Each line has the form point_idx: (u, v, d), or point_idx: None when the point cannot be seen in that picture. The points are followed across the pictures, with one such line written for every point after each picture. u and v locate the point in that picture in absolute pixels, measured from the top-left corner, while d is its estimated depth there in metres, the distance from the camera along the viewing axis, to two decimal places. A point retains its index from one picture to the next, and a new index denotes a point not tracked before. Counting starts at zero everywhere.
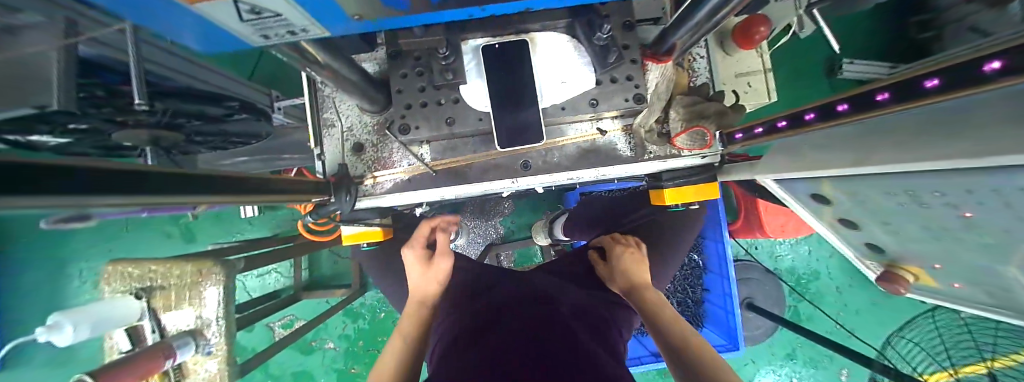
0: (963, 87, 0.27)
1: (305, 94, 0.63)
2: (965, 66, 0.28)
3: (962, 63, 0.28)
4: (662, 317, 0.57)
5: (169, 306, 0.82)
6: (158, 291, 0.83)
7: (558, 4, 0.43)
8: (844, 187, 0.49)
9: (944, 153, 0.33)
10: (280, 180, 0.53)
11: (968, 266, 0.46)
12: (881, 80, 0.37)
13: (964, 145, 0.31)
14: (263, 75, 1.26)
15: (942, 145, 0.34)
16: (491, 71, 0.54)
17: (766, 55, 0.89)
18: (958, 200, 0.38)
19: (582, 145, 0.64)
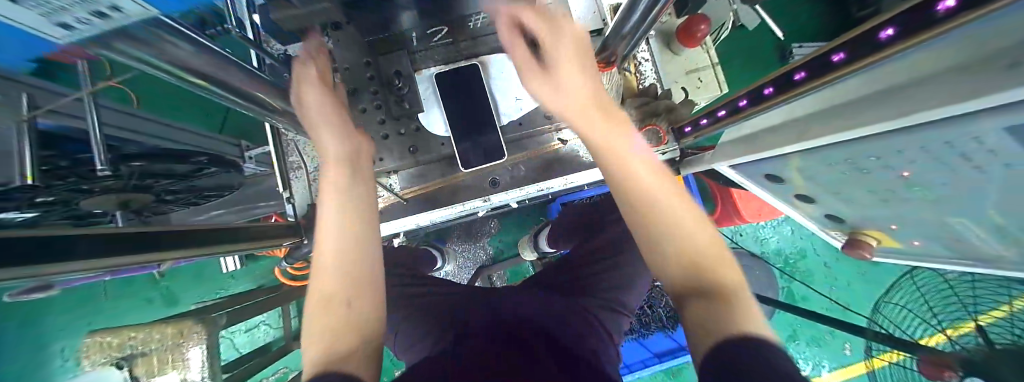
0: (859, 57, 0.31)
1: (267, 141, 0.64)
2: (861, 37, 0.31)
3: (856, 35, 0.32)
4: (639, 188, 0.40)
5: (153, 371, 0.73)
6: (139, 358, 0.74)
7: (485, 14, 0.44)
8: (795, 164, 0.51)
9: (866, 119, 0.36)
10: (248, 227, 0.53)
11: (920, 222, 0.48)
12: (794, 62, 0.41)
13: (880, 111, 0.35)
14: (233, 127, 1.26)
15: (870, 112, 0.36)
16: (446, 99, 0.57)
17: (712, 50, 0.95)
18: (892, 161, 0.40)
19: (546, 157, 0.66)
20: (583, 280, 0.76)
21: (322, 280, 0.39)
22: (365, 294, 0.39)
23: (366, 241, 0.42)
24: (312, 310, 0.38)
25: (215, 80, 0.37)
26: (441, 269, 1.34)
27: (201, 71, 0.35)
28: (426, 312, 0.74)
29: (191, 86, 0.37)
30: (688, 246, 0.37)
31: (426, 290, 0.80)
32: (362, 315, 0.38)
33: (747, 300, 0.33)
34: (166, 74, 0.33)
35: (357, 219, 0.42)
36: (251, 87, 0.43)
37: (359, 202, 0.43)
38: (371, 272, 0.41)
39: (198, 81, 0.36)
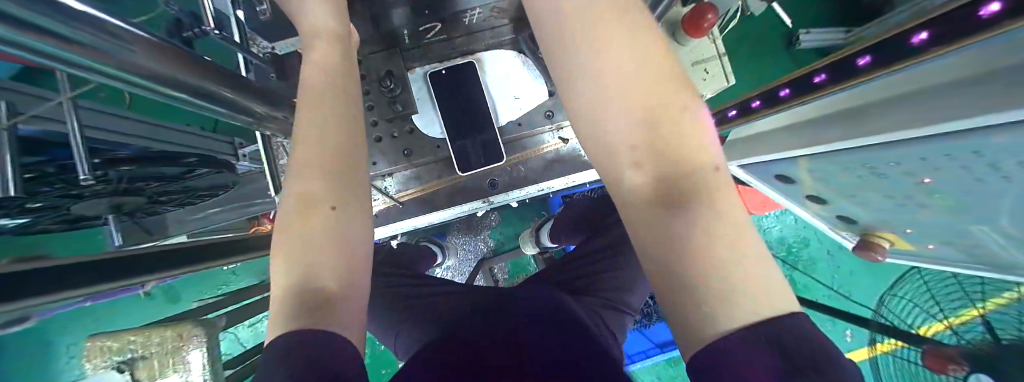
0: (893, 60, 0.28)
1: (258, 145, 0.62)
2: (894, 41, 0.28)
3: (889, 38, 0.29)
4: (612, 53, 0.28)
5: None
6: None
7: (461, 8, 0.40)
8: (807, 164, 0.49)
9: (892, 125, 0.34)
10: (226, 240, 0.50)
11: (937, 227, 0.47)
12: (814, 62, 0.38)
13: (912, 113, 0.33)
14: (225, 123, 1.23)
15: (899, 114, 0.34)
16: (441, 100, 0.55)
17: (719, 39, 0.91)
18: (914, 167, 0.38)
19: (547, 156, 0.64)
20: (586, 279, 0.75)
21: (299, 183, 0.37)
22: (350, 201, 0.38)
23: (350, 152, 0.39)
24: (289, 211, 0.36)
25: (190, 88, 0.34)
26: (442, 264, 1.33)
27: (173, 81, 0.32)
28: (426, 312, 0.72)
29: (167, 97, 0.34)
30: (689, 167, 0.26)
31: (426, 290, 0.78)
32: (346, 226, 0.37)
33: (728, 201, 0.25)
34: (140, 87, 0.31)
35: (339, 125, 0.39)
36: (231, 94, 0.40)
37: (342, 109, 0.39)
38: (355, 186, 0.39)
39: (174, 91, 0.33)
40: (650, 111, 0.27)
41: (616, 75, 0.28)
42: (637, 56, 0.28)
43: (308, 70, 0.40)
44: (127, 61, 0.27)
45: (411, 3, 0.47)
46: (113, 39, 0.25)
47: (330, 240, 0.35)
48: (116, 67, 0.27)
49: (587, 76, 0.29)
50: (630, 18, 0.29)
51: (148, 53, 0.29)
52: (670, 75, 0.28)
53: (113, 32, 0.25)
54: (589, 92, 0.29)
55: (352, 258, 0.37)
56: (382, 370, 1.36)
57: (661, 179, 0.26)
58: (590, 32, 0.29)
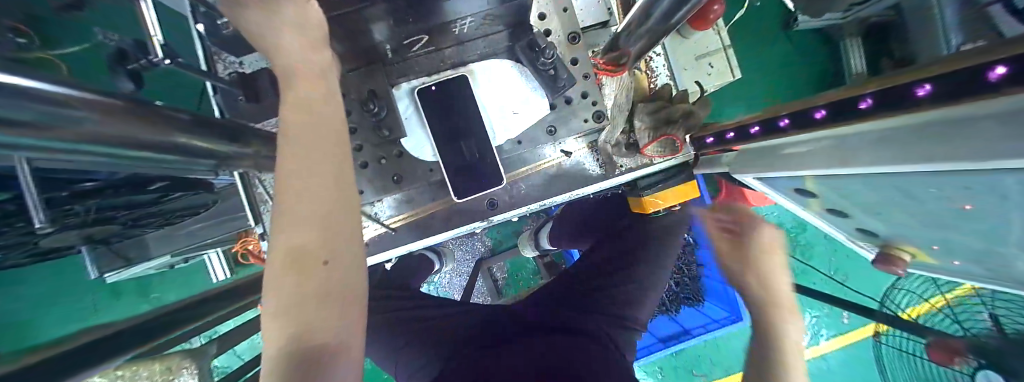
0: (958, 91, 0.23)
1: (233, 181, 0.56)
2: (961, 71, 0.23)
3: (957, 68, 0.24)
4: None
5: None
6: None
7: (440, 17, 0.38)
8: (828, 181, 0.45)
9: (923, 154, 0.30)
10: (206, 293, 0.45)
11: (967, 248, 0.44)
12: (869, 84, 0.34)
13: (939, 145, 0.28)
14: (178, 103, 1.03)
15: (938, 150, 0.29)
16: (432, 120, 0.50)
17: (724, 31, 0.86)
18: (952, 194, 0.34)
19: (548, 171, 0.59)
20: (592, 294, 0.72)
21: (286, 236, 0.32)
22: (343, 250, 0.34)
23: (340, 196, 0.34)
24: (273, 266, 0.32)
25: (139, 144, 0.30)
26: (440, 269, 1.29)
27: (118, 139, 0.27)
28: (425, 336, 0.69)
29: (123, 152, 0.30)
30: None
31: (425, 311, 0.75)
32: (340, 278, 0.34)
33: None
34: (77, 149, 0.26)
35: (328, 166, 0.34)
36: (190, 139, 0.35)
37: (328, 146, 0.34)
38: (346, 234, 0.35)
39: (124, 146, 0.29)
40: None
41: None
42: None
43: (286, 100, 0.34)
44: (65, 128, 0.22)
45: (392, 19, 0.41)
46: (54, 110, 0.21)
47: (320, 298, 0.33)
48: (47, 136, 0.22)
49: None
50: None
51: (94, 115, 0.24)
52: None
53: (54, 101, 0.21)
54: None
55: (345, 300, 0.35)
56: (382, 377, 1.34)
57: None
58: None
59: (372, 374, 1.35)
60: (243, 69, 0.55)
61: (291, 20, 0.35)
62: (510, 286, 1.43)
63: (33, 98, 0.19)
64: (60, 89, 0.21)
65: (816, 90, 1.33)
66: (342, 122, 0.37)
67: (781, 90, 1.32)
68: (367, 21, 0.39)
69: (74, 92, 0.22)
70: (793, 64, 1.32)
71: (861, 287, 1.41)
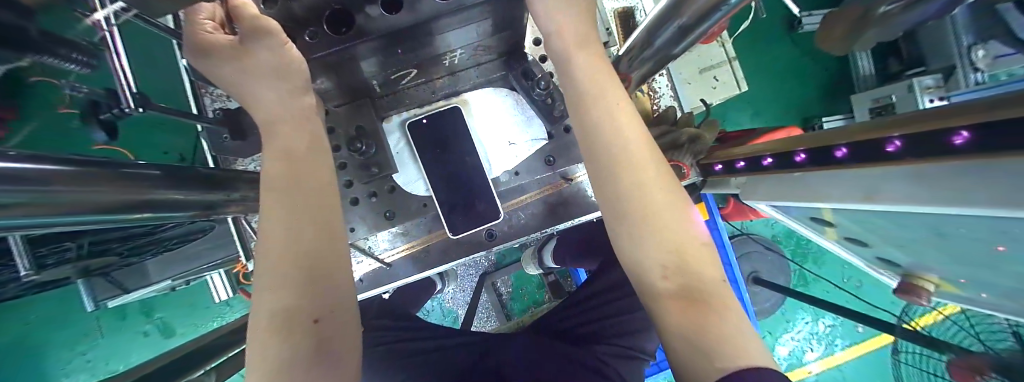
0: (1003, 150, 0.20)
1: (226, 226, 0.55)
2: (999, 122, 0.20)
3: (997, 119, 0.20)
4: (622, 135, 0.32)
5: None
6: None
7: (430, 41, 0.40)
8: (852, 214, 0.42)
9: (966, 197, 0.26)
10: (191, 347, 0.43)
11: (1000, 287, 0.39)
12: (895, 119, 0.30)
13: (983, 190, 0.25)
14: (150, 148, 1.00)
15: (982, 192, 0.25)
16: (425, 154, 0.48)
17: (728, 44, 0.84)
18: (988, 236, 0.30)
19: (546, 199, 0.56)
20: (596, 324, 0.69)
21: (268, 297, 0.29)
22: (336, 303, 0.31)
23: (327, 247, 0.31)
24: (260, 338, 0.28)
25: (114, 210, 0.28)
26: (443, 287, 1.26)
27: (99, 206, 0.25)
28: (422, 368, 0.67)
29: (105, 218, 0.28)
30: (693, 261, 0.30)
31: (424, 343, 0.72)
32: (336, 336, 0.30)
33: None
34: (55, 224, 0.24)
35: (313, 222, 0.31)
36: (169, 194, 0.33)
37: (312, 198, 0.32)
38: (338, 287, 0.31)
39: (106, 213, 0.27)
40: (637, 192, 0.31)
41: (598, 149, 0.32)
42: (598, 124, 0.32)
43: (270, 153, 0.33)
44: (52, 204, 0.21)
45: (381, 57, 0.40)
46: (40, 188, 0.20)
47: (314, 360, 0.28)
48: (32, 218, 0.21)
49: (590, 135, 0.33)
50: (605, 77, 0.35)
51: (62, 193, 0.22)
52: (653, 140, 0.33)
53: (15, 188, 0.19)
54: (595, 159, 0.33)
55: (338, 365, 0.29)
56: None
57: (648, 237, 0.30)
58: (614, 96, 0.33)
59: None
60: (230, 103, 0.54)
61: (274, 65, 0.35)
62: (516, 301, 1.37)
63: (20, 180, 0.18)
64: (38, 165, 0.20)
65: (823, 92, 1.29)
66: (331, 171, 0.36)
67: (785, 94, 1.29)
68: (355, 60, 0.38)
69: (53, 166, 0.21)
70: (799, 69, 1.29)
71: (875, 294, 1.33)
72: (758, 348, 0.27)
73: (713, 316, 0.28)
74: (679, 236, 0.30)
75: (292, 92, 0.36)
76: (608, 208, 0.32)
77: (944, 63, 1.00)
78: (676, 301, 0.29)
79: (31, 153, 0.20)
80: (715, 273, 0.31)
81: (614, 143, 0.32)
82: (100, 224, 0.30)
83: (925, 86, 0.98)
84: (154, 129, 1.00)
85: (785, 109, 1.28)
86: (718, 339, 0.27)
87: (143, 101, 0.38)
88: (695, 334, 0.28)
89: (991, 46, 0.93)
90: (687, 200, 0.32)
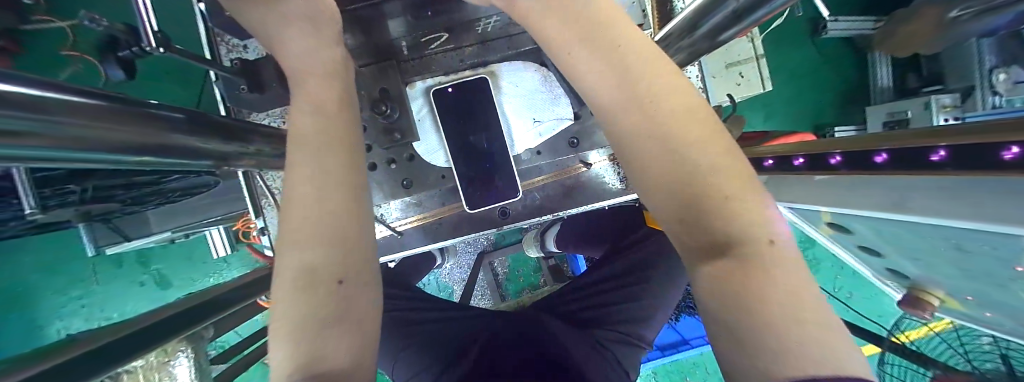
0: None
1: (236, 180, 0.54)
2: None
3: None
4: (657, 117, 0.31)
5: None
6: None
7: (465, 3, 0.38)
8: (871, 223, 0.43)
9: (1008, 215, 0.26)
10: (199, 300, 0.43)
11: (1005, 306, 0.40)
12: (944, 129, 0.29)
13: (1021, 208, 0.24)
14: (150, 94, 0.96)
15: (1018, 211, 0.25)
16: (448, 125, 0.47)
17: (758, 40, 0.82)
18: (1012, 256, 0.31)
19: (563, 182, 0.55)
20: (599, 310, 0.71)
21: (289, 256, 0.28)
22: (355, 264, 0.29)
23: (353, 209, 0.30)
24: (286, 295, 0.28)
25: (134, 151, 0.27)
26: (441, 264, 1.27)
27: (117, 144, 0.24)
28: (424, 338, 0.68)
29: (120, 157, 0.27)
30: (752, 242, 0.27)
31: (425, 315, 0.73)
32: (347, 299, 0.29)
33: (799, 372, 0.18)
34: (77, 160, 0.23)
35: (335, 182, 0.30)
36: (189, 139, 0.32)
37: (332, 157, 0.31)
38: (359, 251, 0.30)
39: (128, 152, 0.26)
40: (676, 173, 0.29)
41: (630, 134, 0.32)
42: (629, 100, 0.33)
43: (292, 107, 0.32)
44: (69, 136, 0.20)
45: None
46: (53, 117, 0.18)
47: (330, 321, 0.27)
48: (42, 149, 0.19)
49: (621, 116, 0.33)
50: (648, 53, 0.34)
51: (90, 126, 0.21)
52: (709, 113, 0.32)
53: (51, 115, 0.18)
54: (629, 136, 0.33)
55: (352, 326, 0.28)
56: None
57: (688, 211, 0.29)
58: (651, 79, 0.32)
59: None
60: (247, 54, 0.52)
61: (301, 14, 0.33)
62: (512, 281, 1.39)
63: (31, 107, 0.16)
64: (53, 94, 0.18)
65: (839, 105, 1.28)
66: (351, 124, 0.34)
67: (802, 99, 1.27)
68: None
69: (75, 97, 0.20)
70: (818, 74, 1.26)
71: (864, 307, 1.37)
72: (836, 346, 0.22)
73: (777, 307, 0.24)
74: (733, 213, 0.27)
75: (320, 45, 0.34)
76: (646, 187, 0.32)
77: (965, 82, 0.99)
78: (726, 283, 0.26)
79: (43, 81, 0.18)
80: (782, 256, 0.27)
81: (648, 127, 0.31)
82: (110, 164, 0.29)
83: (943, 104, 0.97)
84: (167, 74, 0.97)
85: (800, 114, 1.27)
86: (778, 332, 0.23)
87: (165, 42, 0.37)
88: (752, 323, 0.24)
89: (1013, 70, 0.92)
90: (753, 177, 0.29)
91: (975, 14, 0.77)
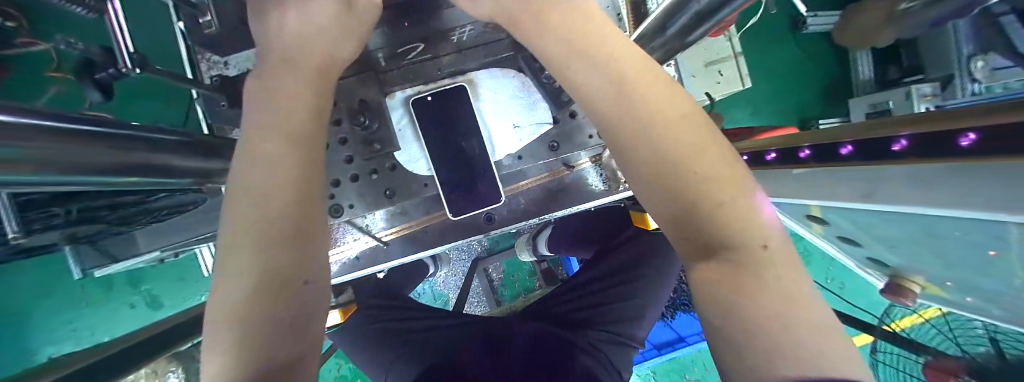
0: (999, 151, 0.20)
1: None
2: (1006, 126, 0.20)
3: (1013, 121, 0.21)
4: (641, 119, 0.32)
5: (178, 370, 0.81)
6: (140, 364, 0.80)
7: None
8: (844, 213, 0.44)
9: (969, 200, 0.27)
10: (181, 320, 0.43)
11: (982, 290, 0.41)
12: (907, 120, 0.30)
13: (979, 194, 0.25)
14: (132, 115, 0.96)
15: (976, 196, 0.26)
16: (429, 133, 0.47)
17: (735, 39, 0.83)
18: (980, 240, 0.31)
19: (547, 185, 0.56)
20: (590, 311, 0.71)
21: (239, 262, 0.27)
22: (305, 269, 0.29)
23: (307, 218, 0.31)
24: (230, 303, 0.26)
25: (115, 172, 0.27)
26: (435, 272, 1.26)
27: (93, 166, 0.24)
28: (415, 348, 0.68)
29: (101, 179, 0.27)
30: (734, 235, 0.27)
31: (418, 324, 0.73)
32: (308, 305, 0.30)
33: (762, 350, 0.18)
34: (54, 183, 0.24)
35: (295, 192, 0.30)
36: (169, 159, 0.32)
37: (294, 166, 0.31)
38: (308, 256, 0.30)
39: (105, 173, 0.26)
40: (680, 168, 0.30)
41: (623, 128, 0.33)
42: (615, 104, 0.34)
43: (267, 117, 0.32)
44: (44, 161, 0.20)
45: None
46: (39, 142, 0.19)
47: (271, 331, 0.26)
48: (28, 174, 0.20)
49: (607, 117, 0.34)
50: (625, 55, 0.35)
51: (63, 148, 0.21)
52: (701, 113, 0.33)
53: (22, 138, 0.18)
54: (616, 141, 0.34)
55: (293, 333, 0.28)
56: (357, 380, 1.28)
57: (683, 208, 0.29)
58: (629, 83, 0.34)
59: (349, 378, 1.28)
60: (228, 71, 0.51)
61: None
62: (507, 287, 1.38)
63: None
64: (30, 121, 0.19)
65: (822, 99, 1.30)
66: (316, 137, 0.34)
67: (784, 94, 1.29)
68: None
69: (52, 122, 0.20)
70: (799, 69, 1.29)
71: (857, 296, 1.38)
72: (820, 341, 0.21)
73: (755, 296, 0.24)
74: (720, 209, 0.28)
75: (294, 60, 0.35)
76: (642, 187, 0.33)
77: (944, 71, 1.01)
78: (718, 273, 0.26)
79: (20, 108, 0.19)
80: (767, 246, 0.26)
81: (632, 128, 0.33)
82: (92, 185, 0.29)
83: (924, 94, 0.99)
84: (149, 97, 0.96)
85: (784, 109, 1.29)
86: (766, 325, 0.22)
87: (142, 62, 0.37)
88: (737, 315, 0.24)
89: (991, 57, 0.93)
90: (743, 176, 0.29)
91: (923, 5, 0.77)
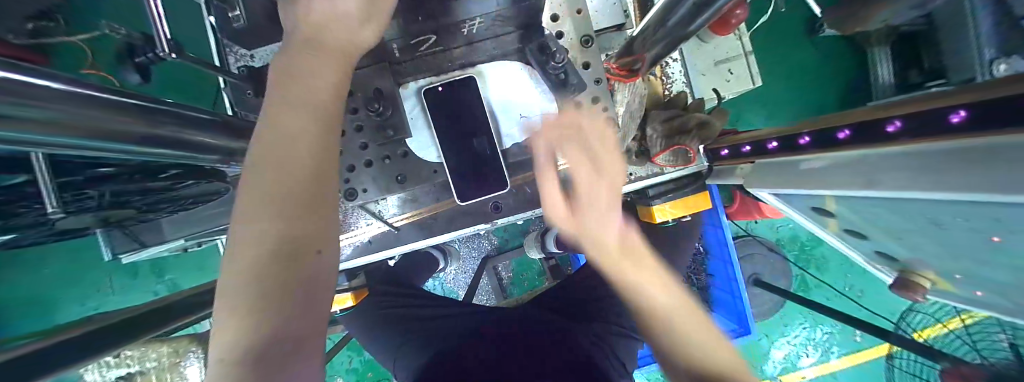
0: (987, 124, 0.22)
1: None
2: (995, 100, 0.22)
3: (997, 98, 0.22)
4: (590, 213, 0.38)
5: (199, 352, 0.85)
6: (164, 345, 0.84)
7: None
8: (846, 202, 0.44)
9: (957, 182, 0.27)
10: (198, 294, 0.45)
11: (991, 281, 0.40)
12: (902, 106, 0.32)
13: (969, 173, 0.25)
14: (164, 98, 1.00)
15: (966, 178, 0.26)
16: (439, 121, 0.49)
17: (746, 37, 0.83)
18: (983, 225, 0.31)
19: (554, 176, 0.58)
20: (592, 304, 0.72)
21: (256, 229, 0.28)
22: (326, 236, 0.32)
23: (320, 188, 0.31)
24: (246, 271, 0.27)
25: (150, 141, 0.30)
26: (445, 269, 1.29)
27: (131, 134, 0.27)
28: (424, 334, 0.70)
29: (135, 148, 0.30)
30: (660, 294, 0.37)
31: (425, 311, 0.75)
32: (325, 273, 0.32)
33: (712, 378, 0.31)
34: (95, 147, 0.27)
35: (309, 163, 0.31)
36: (197, 135, 0.35)
37: (310, 138, 0.31)
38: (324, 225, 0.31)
39: (140, 142, 0.29)
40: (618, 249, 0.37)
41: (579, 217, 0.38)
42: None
43: (283, 86, 0.32)
44: (89, 123, 0.23)
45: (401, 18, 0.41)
46: (77, 111, 0.21)
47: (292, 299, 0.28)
48: (64, 137, 0.23)
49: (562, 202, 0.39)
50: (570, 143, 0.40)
51: (107, 114, 0.24)
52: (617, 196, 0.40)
53: (71, 99, 0.21)
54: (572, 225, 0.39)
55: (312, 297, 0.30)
56: (367, 372, 1.31)
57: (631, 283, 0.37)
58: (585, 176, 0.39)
59: (359, 370, 1.31)
60: (253, 62, 0.55)
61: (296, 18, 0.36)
62: (516, 286, 1.40)
63: (53, 92, 0.19)
64: (73, 89, 0.21)
65: (837, 103, 1.28)
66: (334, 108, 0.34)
67: (799, 97, 1.27)
68: None
69: (93, 92, 0.23)
70: (815, 71, 1.27)
71: (876, 305, 1.33)
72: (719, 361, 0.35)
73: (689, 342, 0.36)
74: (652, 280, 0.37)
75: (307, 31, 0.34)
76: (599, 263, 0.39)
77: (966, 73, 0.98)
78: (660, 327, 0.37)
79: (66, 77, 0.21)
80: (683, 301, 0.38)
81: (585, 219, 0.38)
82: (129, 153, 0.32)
83: None
84: (183, 79, 1.02)
85: (799, 111, 1.27)
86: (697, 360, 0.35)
87: (176, 48, 0.41)
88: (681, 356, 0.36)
89: (1014, 60, 0.88)
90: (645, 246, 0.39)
91: None
